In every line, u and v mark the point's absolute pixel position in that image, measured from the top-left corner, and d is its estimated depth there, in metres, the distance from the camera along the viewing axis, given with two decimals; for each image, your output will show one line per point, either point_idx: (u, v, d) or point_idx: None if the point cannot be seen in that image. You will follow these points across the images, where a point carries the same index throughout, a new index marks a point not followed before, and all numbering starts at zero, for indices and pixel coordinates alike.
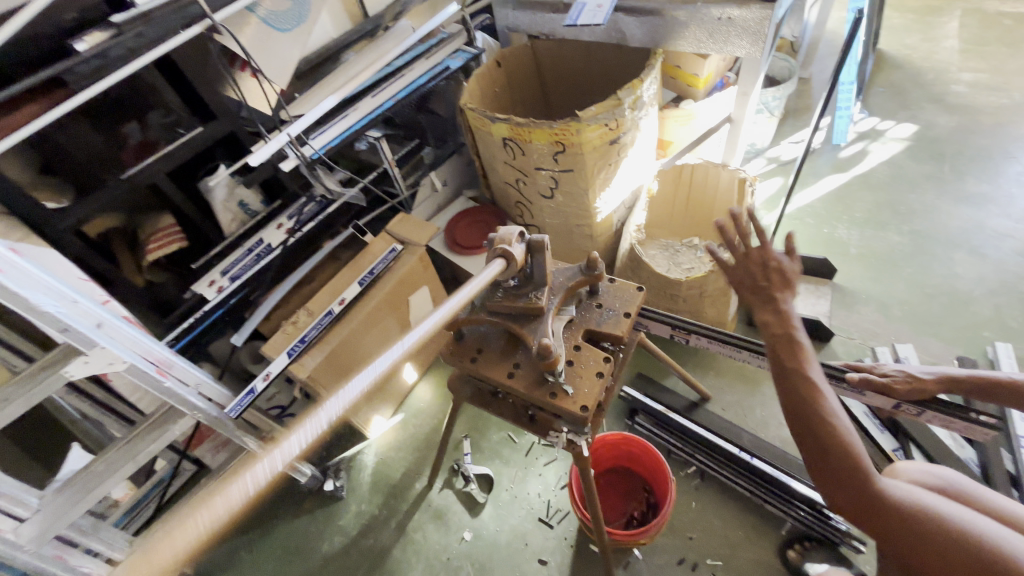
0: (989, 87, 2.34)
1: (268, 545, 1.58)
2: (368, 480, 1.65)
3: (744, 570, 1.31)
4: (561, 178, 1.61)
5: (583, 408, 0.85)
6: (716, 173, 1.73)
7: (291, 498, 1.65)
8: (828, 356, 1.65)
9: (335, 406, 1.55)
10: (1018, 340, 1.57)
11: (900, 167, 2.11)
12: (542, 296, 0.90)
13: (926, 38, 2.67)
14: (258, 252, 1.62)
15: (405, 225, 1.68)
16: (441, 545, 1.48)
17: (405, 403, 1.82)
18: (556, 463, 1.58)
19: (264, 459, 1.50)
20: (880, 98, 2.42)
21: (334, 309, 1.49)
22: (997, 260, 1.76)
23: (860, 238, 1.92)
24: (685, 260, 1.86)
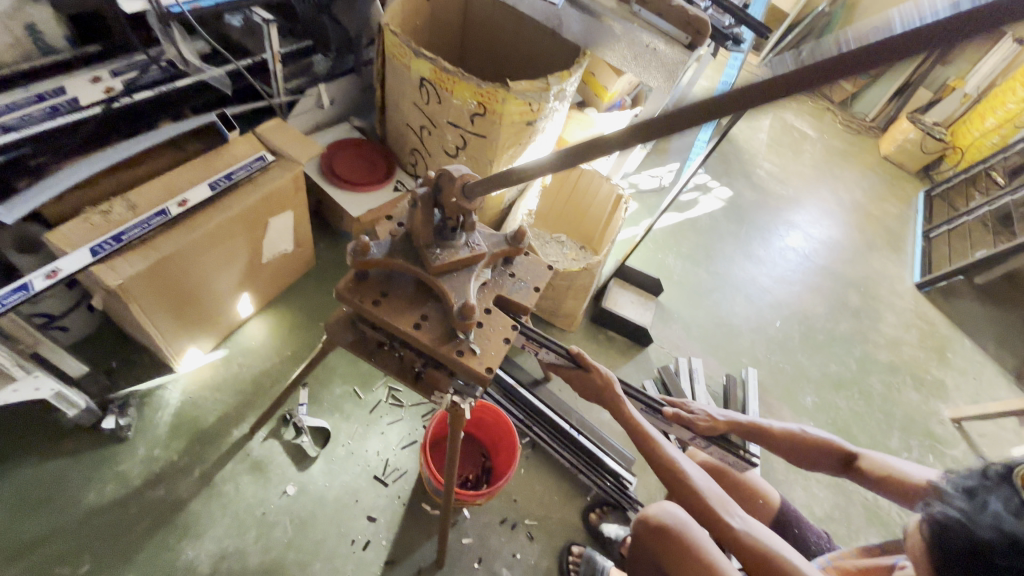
0: (778, 178, 3.06)
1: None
2: (168, 421, 1.38)
3: (553, 528, 1.49)
4: (471, 140, 1.57)
5: (488, 369, 0.86)
6: (598, 183, 1.85)
7: (49, 431, 1.30)
8: (643, 359, 1.98)
9: (144, 326, 1.25)
10: (760, 368, 2.12)
11: (716, 221, 2.64)
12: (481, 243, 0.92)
13: (749, 127, 3.37)
14: (56, 105, 1.19)
15: (282, 137, 1.45)
16: (256, 499, 1.32)
17: (231, 338, 1.55)
18: (402, 422, 1.54)
19: (17, 380, 1.10)
20: (713, 162, 2.98)
21: (171, 210, 1.19)
22: (759, 307, 2.34)
23: (681, 269, 2.35)
24: (553, 253, 1.93)
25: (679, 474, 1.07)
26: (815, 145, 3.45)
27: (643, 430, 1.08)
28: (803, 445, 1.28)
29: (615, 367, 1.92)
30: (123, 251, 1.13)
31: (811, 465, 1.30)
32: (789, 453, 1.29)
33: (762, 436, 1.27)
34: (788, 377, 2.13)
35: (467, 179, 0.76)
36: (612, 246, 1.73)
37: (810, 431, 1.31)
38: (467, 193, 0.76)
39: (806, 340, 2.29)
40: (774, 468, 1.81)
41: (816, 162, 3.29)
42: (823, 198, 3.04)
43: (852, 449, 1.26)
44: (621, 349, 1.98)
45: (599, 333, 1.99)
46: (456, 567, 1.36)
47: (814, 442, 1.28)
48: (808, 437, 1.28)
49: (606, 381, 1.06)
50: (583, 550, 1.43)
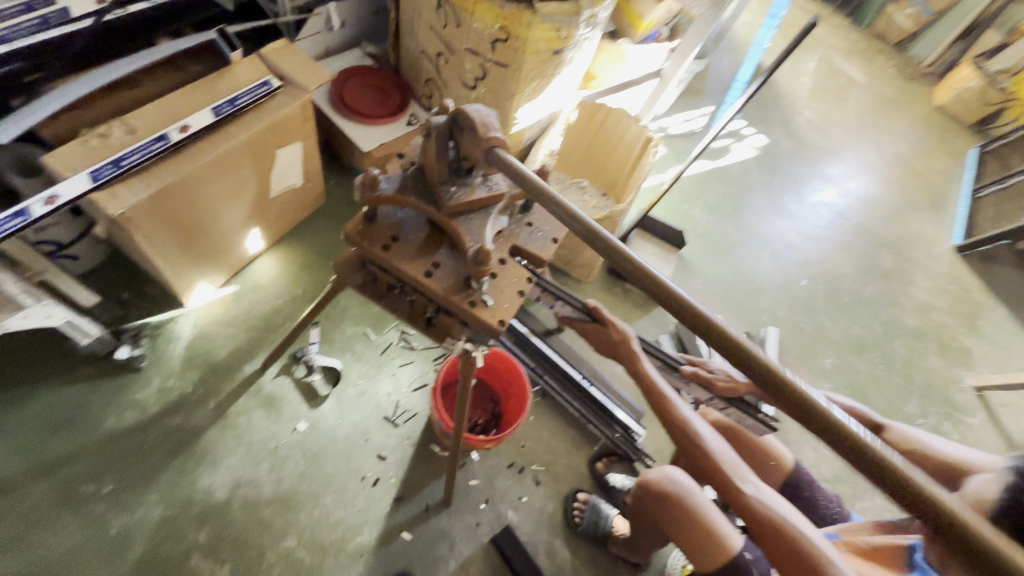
0: (817, 128, 2.82)
1: (18, 412, 1.24)
2: (181, 353, 1.38)
3: (560, 475, 1.50)
4: (491, 71, 1.45)
5: (500, 322, 0.82)
6: (627, 124, 1.71)
7: (64, 358, 1.31)
8: (660, 313, 1.93)
9: (152, 259, 1.22)
10: (780, 327, 2.06)
11: (747, 171, 2.48)
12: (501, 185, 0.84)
13: (792, 69, 3.10)
14: (47, 17, 1.11)
15: (288, 61, 1.34)
16: (268, 433, 1.35)
17: (241, 274, 1.53)
18: (412, 366, 1.53)
19: (27, 308, 1.08)
20: (749, 107, 2.76)
21: (171, 136, 1.12)
22: (785, 265, 2.24)
23: (707, 221, 2.24)
24: (571, 198, 1.78)
25: (693, 438, 1.03)
26: (861, 93, 3.16)
27: (662, 394, 1.03)
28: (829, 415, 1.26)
29: (630, 320, 1.87)
30: (124, 179, 1.08)
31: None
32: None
33: None
34: (808, 339, 2.07)
35: (496, 144, 0.73)
36: (636, 193, 1.64)
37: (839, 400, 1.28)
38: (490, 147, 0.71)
39: (831, 300, 2.20)
40: (785, 427, 1.80)
41: (861, 112, 3.04)
42: (864, 151, 2.82)
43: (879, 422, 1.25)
44: (637, 302, 1.92)
45: (616, 285, 1.93)
46: (463, 506, 1.39)
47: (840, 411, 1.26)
48: (837, 407, 1.26)
49: (624, 336, 1.00)
50: (589, 497, 1.45)
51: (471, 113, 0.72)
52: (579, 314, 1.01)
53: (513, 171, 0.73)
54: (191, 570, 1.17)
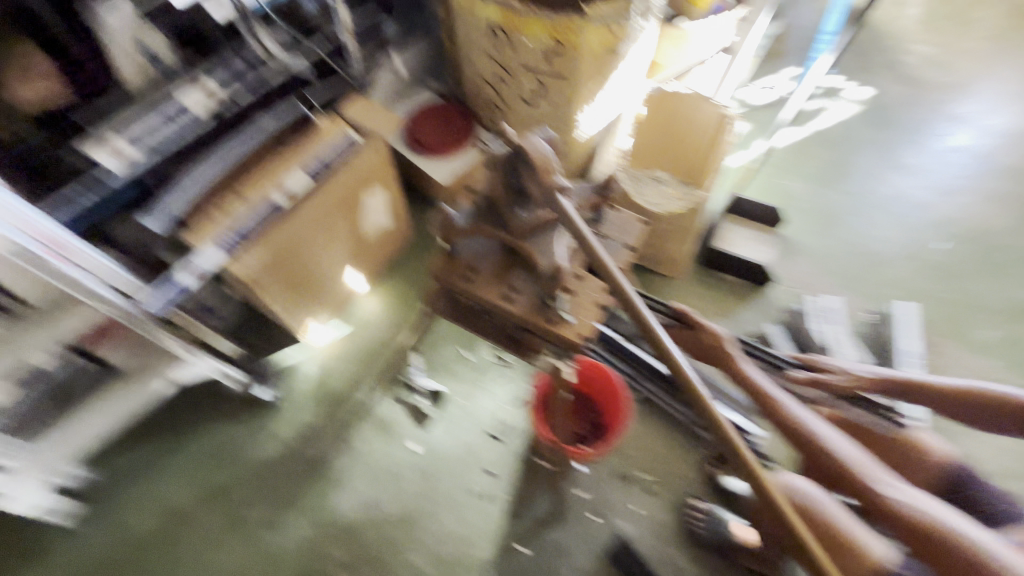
0: (936, 63, 2.42)
1: (190, 449, 1.47)
2: (307, 388, 1.55)
3: (672, 483, 1.44)
4: (549, 84, 1.46)
5: (583, 338, 0.82)
6: (700, 107, 1.61)
7: (218, 400, 1.54)
8: (764, 301, 1.77)
9: (275, 311, 1.40)
10: (917, 300, 1.79)
11: (851, 129, 2.20)
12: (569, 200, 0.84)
13: (893, 2, 2.70)
14: None
15: (363, 112, 1.46)
16: (386, 455, 1.46)
17: (348, 312, 1.68)
18: (508, 382, 1.57)
19: (188, 362, 1.30)
20: (844, 57, 2.46)
21: (278, 201, 1.27)
22: (914, 228, 1.94)
23: (808, 193, 2.02)
24: (650, 191, 1.68)
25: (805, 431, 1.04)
26: (990, 12, 2.64)
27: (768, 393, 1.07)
28: (972, 403, 1.16)
29: (731, 313, 1.75)
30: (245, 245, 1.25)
31: (981, 424, 1.18)
32: (955, 411, 1.18)
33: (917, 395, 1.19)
34: (955, 310, 1.76)
35: (557, 190, 0.76)
36: None
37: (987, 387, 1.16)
38: None
39: (981, 262, 1.86)
40: None
41: (994, 33, 2.55)
42: (1002, 80, 2.36)
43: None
44: (736, 292, 1.79)
45: (709, 276, 1.82)
46: (574, 519, 1.38)
47: (987, 402, 1.14)
48: (983, 395, 1.15)
49: (720, 339, 1.07)
50: (708, 506, 1.36)
51: (531, 148, 0.73)
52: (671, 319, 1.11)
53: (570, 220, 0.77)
54: None
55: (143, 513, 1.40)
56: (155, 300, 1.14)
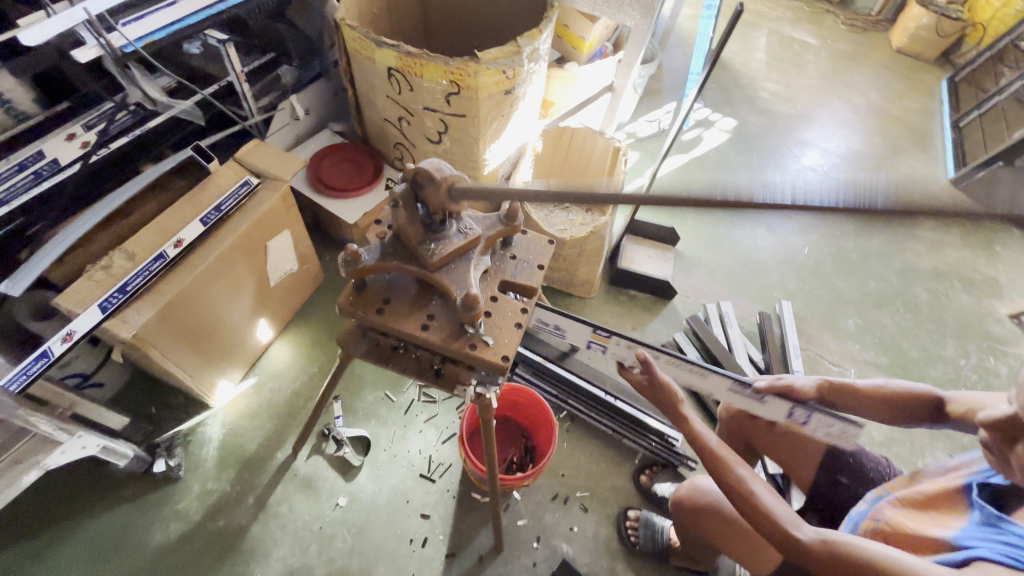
0: (783, 97, 2.85)
1: (70, 547, 1.27)
2: (215, 454, 1.42)
3: (606, 496, 1.47)
4: (452, 123, 1.52)
5: (504, 357, 0.84)
6: (593, 140, 1.76)
7: (105, 484, 1.35)
8: (671, 312, 1.92)
9: (170, 370, 1.27)
10: (794, 299, 2.03)
11: (724, 155, 2.51)
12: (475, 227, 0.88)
13: (744, 48, 3.14)
14: (38, 169, 1.17)
15: (262, 157, 1.43)
16: (311, 515, 1.36)
17: (258, 365, 1.57)
18: (438, 418, 1.54)
19: (64, 443, 1.13)
20: (711, 94, 2.81)
21: (168, 253, 1.19)
22: (784, 236, 2.22)
23: (696, 212, 2.26)
24: (558, 222, 1.84)
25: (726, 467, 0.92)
26: (818, 55, 3.17)
27: (706, 439, 0.94)
28: (888, 399, 1.11)
29: (643, 326, 1.87)
30: (132, 302, 1.15)
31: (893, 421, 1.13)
32: (881, 411, 1.12)
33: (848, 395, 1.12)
34: (825, 304, 2.03)
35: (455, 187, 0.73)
36: (617, 203, 1.65)
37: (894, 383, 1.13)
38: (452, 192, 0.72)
39: (838, 261, 2.17)
40: None
41: (823, 72, 3.06)
42: (836, 109, 2.83)
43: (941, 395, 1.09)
44: (645, 306, 1.92)
45: (620, 294, 1.94)
46: (515, 550, 1.36)
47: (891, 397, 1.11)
48: (893, 392, 1.12)
49: (677, 400, 0.91)
50: (640, 513, 1.41)
51: (426, 168, 0.73)
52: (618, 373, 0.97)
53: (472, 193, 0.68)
54: None
55: None
56: (13, 376, 1.02)
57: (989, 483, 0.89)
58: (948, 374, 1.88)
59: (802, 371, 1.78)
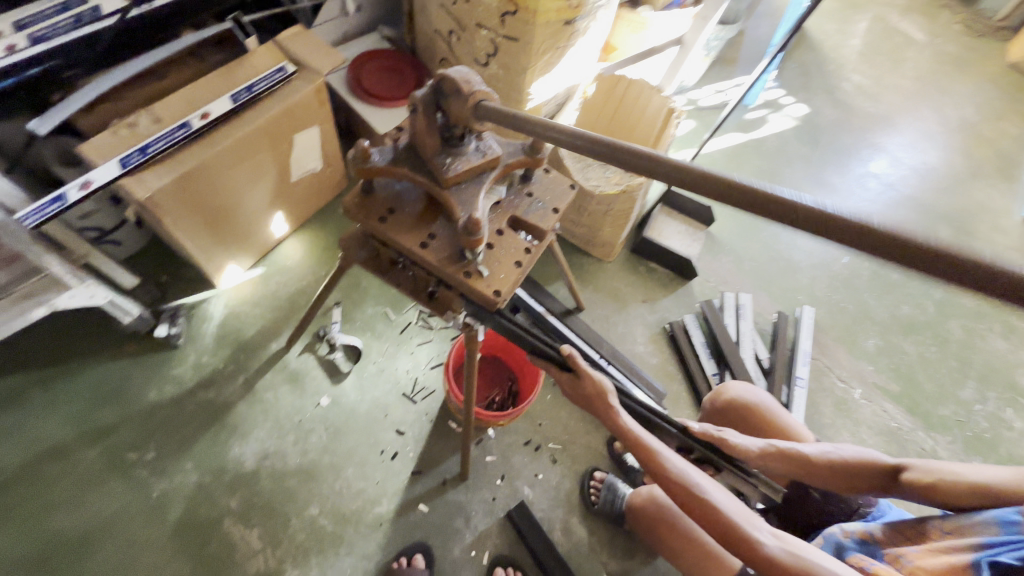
0: (867, 93, 2.61)
1: (68, 387, 1.35)
2: (215, 331, 1.47)
3: (577, 454, 1.48)
4: (502, 45, 1.42)
5: (495, 293, 0.81)
6: (649, 95, 1.65)
7: (110, 335, 1.42)
8: (686, 293, 1.86)
9: (180, 241, 1.29)
10: (818, 306, 1.94)
11: (786, 143, 2.33)
12: (495, 149, 0.84)
13: (840, 31, 2.85)
14: (81, 15, 1.14)
15: (303, 45, 1.38)
16: (293, 407, 1.41)
17: (268, 257, 1.59)
18: (431, 345, 1.56)
19: (72, 287, 1.18)
20: (790, 74, 2.59)
21: (193, 123, 1.18)
22: (825, 241, 2.09)
23: (739, 196, 2.13)
24: (595, 176, 1.72)
25: (685, 482, 0.90)
26: (920, 53, 2.86)
27: (639, 439, 0.92)
28: (837, 467, 1.04)
29: (654, 300, 1.82)
30: (150, 165, 1.15)
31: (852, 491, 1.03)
32: (832, 479, 1.04)
33: (797, 463, 1.06)
34: (849, 319, 1.93)
35: (482, 98, 0.70)
36: (659, 165, 1.56)
37: (844, 448, 1.07)
38: (478, 108, 0.70)
39: (877, 279, 2.04)
40: (820, 411, 1.73)
41: (920, 74, 2.76)
42: (923, 118, 2.58)
43: (893, 462, 1.01)
44: (661, 281, 1.86)
45: (639, 263, 1.88)
46: (478, 482, 1.40)
47: (843, 464, 1.03)
48: (847, 458, 1.04)
49: (599, 389, 0.91)
50: (606, 477, 1.42)
51: (453, 75, 0.70)
52: (553, 364, 0.94)
53: (499, 114, 0.69)
54: (225, 533, 1.25)
55: (9, 448, 1.27)
56: (32, 212, 1.03)
57: (996, 561, 0.77)
58: (958, 415, 1.80)
59: (806, 378, 1.73)
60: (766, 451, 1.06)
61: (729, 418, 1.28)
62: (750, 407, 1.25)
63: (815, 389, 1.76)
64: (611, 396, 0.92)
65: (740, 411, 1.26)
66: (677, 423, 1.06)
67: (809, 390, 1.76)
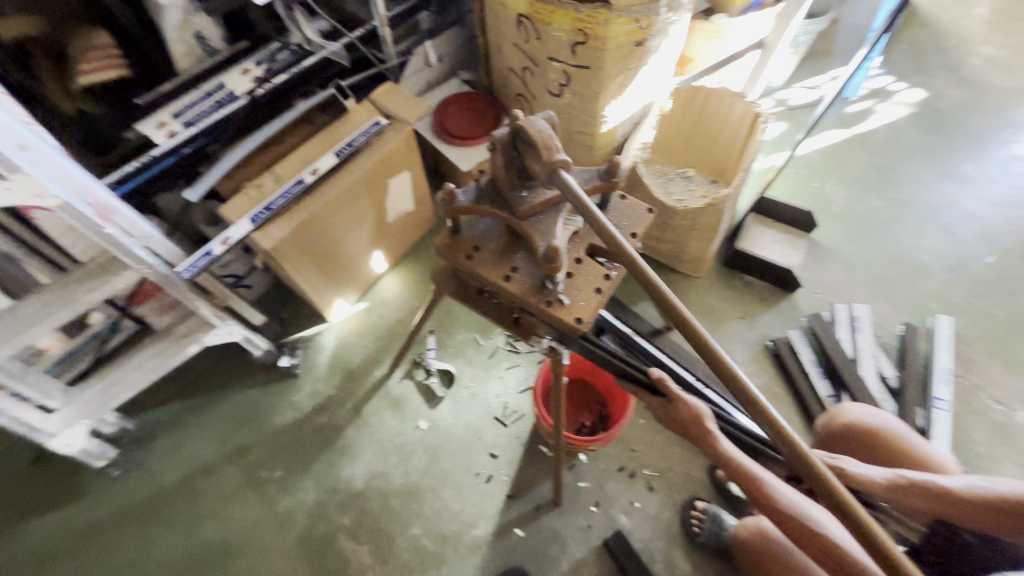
0: (1002, 65, 2.26)
1: (214, 411, 1.57)
2: (327, 361, 1.63)
3: (675, 482, 1.41)
4: (573, 74, 1.46)
5: (577, 320, 0.83)
6: (730, 103, 1.59)
7: (245, 367, 1.64)
8: (789, 306, 1.71)
9: (298, 282, 1.47)
10: (957, 315, 1.68)
11: (900, 133, 2.09)
12: None
13: (959, 0, 2.52)
14: (220, 99, 1.37)
15: (392, 98, 1.53)
16: (395, 430, 1.51)
17: (370, 292, 1.75)
18: (519, 369, 1.59)
19: (217, 326, 1.38)
20: (899, 57, 2.33)
21: (306, 179, 1.34)
22: (960, 239, 1.82)
23: (846, 197, 1.94)
24: (677, 191, 1.71)
25: (800, 519, 0.84)
26: None
27: (744, 467, 0.87)
28: (992, 505, 0.90)
29: (753, 316, 1.70)
30: (273, 219, 1.32)
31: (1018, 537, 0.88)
32: (989, 521, 0.90)
33: (938, 501, 0.95)
34: (1001, 328, 1.65)
35: (559, 166, 0.75)
36: (746, 173, 1.49)
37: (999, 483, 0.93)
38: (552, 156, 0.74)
39: None
40: (971, 438, 1.48)
41: None
42: None
43: None
44: (759, 295, 1.74)
45: (733, 277, 1.77)
46: (572, 508, 1.39)
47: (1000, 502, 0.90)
48: (1005, 495, 0.90)
49: (696, 415, 0.87)
50: (709, 507, 1.34)
51: (530, 128, 0.75)
52: (642, 386, 0.93)
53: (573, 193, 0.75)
54: (340, 547, 1.37)
55: (172, 464, 1.50)
56: (188, 265, 1.21)
57: None
58: None
59: (948, 399, 1.50)
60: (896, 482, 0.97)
61: (849, 444, 1.15)
62: (873, 433, 1.11)
63: (962, 411, 1.52)
64: (708, 420, 0.87)
65: (861, 438, 1.12)
66: (783, 454, 1.03)
67: (954, 413, 1.52)
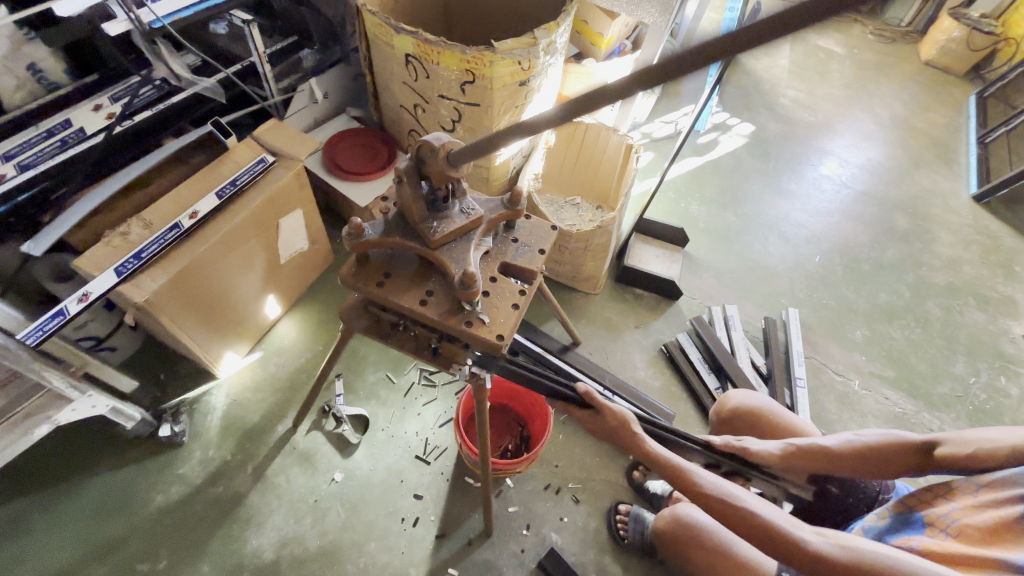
0: (804, 105, 2.82)
1: (72, 504, 1.31)
2: (218, 423, 1.45)
3: (598, 490, 1.47)
4: (464, 111, 1.54)
5: (498, 336, 0.85)
6: (606, 137, 1.77)
7: (112, 444, 1.39)
8: (675, 313, 1.92)
9: (180, 337, 1.31)
10: (802, 307, 2.01)
11: (740, 159, 2.49)
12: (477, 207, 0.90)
13: (767, 53, 3.11)
14: (65, 137, 1.21)
15: (278, 135, 1.47)
16: (307, 488, 1.39)
17: (265, 340, 1.61)
18: (437, 402, 1.56)
19: (74, 399, 1.17)
20: (731, 98, 2.79)
21: (183, 223, 1.23)
22: (795, 244, 2.20)
23: (707, 215, 2.24)
24: (568, 217, 1.86)
25: (719, 495, 0.92)
26: (843, 64, 3.13)
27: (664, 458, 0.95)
28: (866, 454, 1.05)
29: (646, 325, 1.87)
30: (145, 269, 1.19)
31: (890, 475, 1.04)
32: (868, 468, 1.05)
33: (825, 462, 1.08)
34: (833, 314, 2.00)
35: (449, 146, 0.75)
36: (627, 198, 1.64)
37: (867, 434, 1.09)
38: (451, 160, 0.75)
39: (851, 273, 2.14)
40: (825, 408, 1.76)
41: (847, 81, 3.01)
42: (859, 120, 2.78)
43: (922, 438, 1.02)
44: (650, 305, 1.92)
45: (626, 291, 1.94)
46: (504, 535, 1.38)
47: (870, 449, 1.05)
48: (874, 442, 1.05)
49: (621, 419, 0.94)
50: (631, 508, 1.41)
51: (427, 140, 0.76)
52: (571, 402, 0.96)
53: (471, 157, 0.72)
54: None
55: None
56: (32, 330, 1.05)
57: None
58: (956, 391, 1.85)
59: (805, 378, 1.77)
60: (789, 450, 1.11)
61: (739, 425, 1.30)
62: (758, 412, 1.27)
63: (816, 386, 1.80)
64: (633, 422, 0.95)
65: (747, 418, 1.28)
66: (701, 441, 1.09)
67: (810, 389, 1.80)
